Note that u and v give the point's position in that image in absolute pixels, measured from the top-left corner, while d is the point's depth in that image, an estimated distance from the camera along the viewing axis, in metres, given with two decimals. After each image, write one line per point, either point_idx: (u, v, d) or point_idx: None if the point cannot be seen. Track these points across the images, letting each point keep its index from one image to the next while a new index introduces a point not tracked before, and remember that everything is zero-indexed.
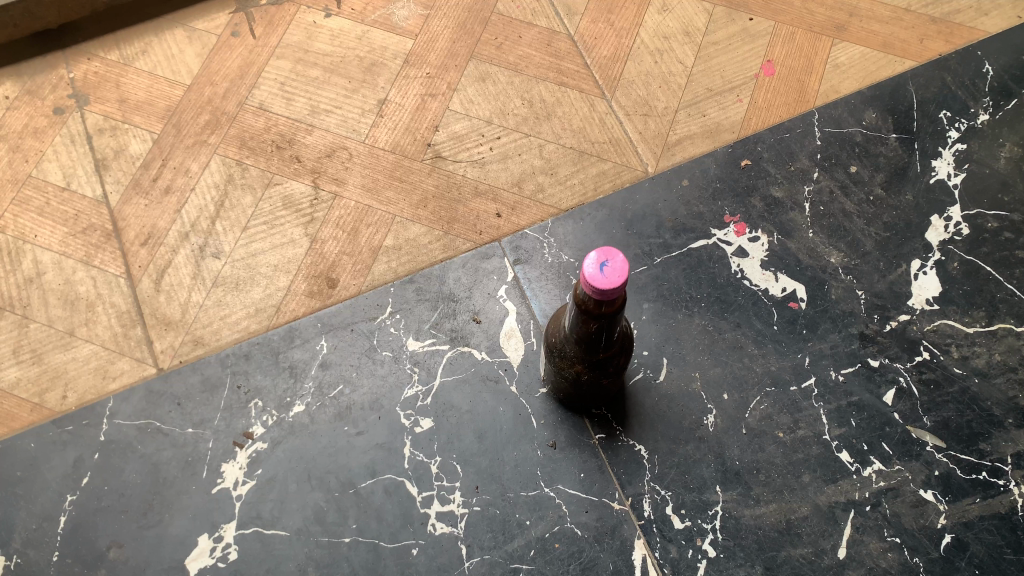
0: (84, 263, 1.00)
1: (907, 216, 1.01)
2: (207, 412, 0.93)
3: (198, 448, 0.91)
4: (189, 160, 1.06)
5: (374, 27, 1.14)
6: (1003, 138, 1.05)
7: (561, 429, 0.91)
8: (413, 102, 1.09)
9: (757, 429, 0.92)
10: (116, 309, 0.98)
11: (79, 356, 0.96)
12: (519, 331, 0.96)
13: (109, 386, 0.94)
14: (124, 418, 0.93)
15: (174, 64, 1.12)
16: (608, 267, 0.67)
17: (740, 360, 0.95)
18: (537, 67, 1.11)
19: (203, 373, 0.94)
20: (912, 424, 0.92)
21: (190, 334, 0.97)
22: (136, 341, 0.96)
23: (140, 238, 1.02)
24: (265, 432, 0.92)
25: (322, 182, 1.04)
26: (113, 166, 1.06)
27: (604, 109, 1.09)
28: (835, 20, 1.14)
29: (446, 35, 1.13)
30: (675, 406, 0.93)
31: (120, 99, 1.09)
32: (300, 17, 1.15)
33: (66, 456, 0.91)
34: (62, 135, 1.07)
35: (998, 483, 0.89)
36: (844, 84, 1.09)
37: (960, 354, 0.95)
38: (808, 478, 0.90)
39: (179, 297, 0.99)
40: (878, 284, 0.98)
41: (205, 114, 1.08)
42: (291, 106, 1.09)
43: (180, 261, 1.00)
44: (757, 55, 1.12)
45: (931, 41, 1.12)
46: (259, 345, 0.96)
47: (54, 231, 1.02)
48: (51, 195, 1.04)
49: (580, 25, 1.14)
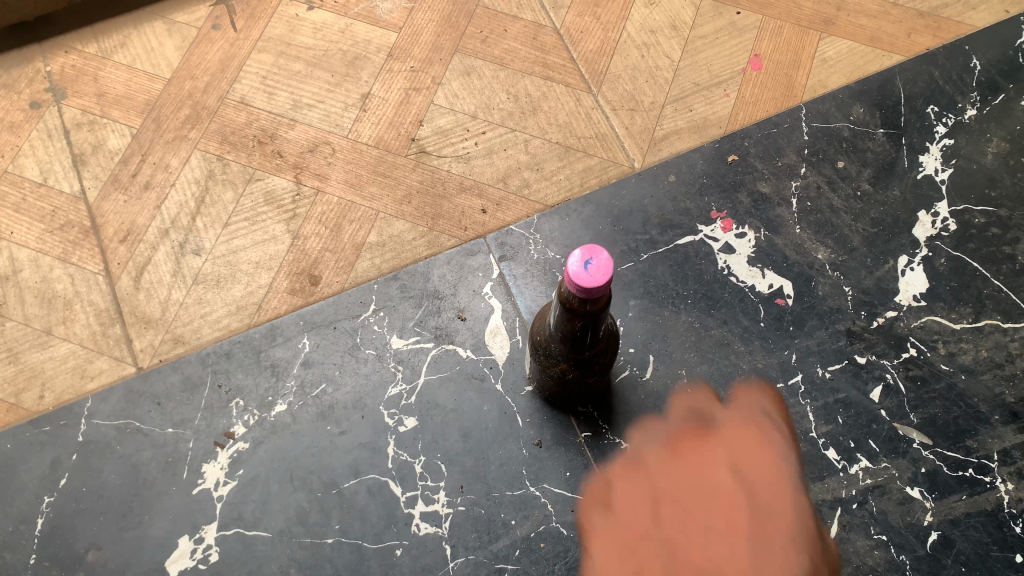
0: (61, 260, 0.99)
1: (895, 212, 1.00)
2: (188, 411, 0.91)
3: (178, 448, 0.90)
4: (169, 155, 1.04)
5: (358, 21, 1.11)
6: (991, 133, 1.04)
7: (546, 428, 0.91)
8: (397, 97, 1.07)
9: (744, 426, 0.91)
10: (93, 307, 0.96)
11: (56, 356, 0.94)
12: (505, 328, 0.95)
13: (87, 386, 0.93)
14: (103, 419, 0.91)
15: (153, 57, 1.09)
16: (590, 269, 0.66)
17: (727, 357, 0.94)
18: (523, 61, 1.09)
19: (184, 372, 0.93)
20: (899, 421, 0.92)
21: (169, 333, 0.95)
22: (114, 340, 0.95)
23: (119, 234, 1.00)
24: (245, 431, 0.91)
25: (305, 178, 1.02)
26: (91, 161, 1.04)
27: (590, 104, 1.07)
28: (822, 14, 1.12)
29: (430, 28, 1.11)
30: (661, 403, 0.92)
31: (98, 93, 1.07)
32: (283, 10, 1.12)
33: (43, 457, 0.89)
34: (39, 130, 1.05)
35: (985, 481, 0.89)
36: (831, 78, 1.08)
37: (946, 351, 0.94)
38: (794, 476, 0.89)
39: (158, 295, 0.97)
40: (865, 280, 0.97)
41: (186, 108, 1.06)
42: (272, 100, 1.07)
43: (160, 258, 0.99)
44: (744, 49, 1.10)
45: (918, 36, 1.11)
46: (240, 344, 0.94)
47: (30, 227, 1.00)
48: (28, 191, 1.02)
49: (566, 18, 1.12)
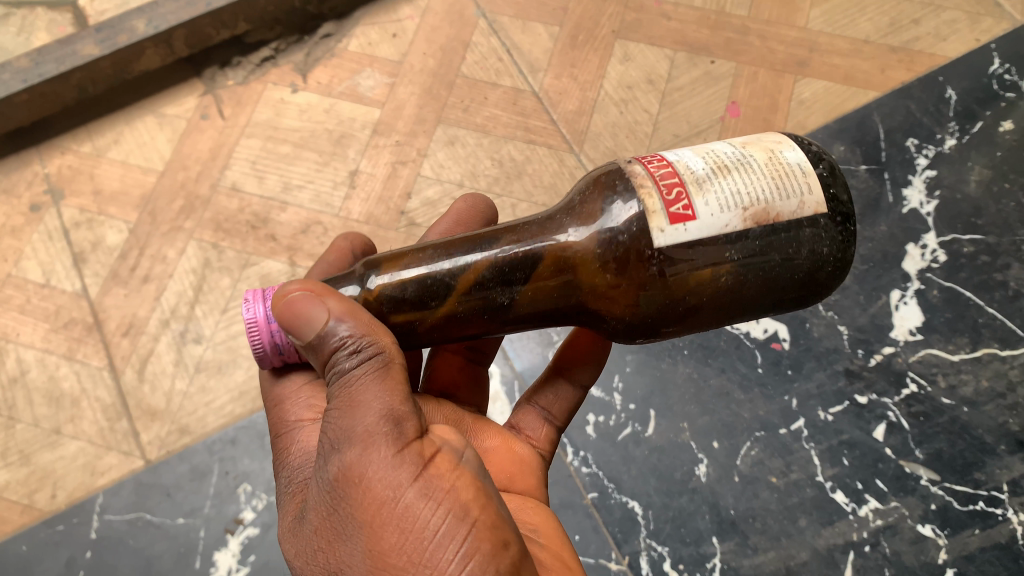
0: (67, 358, 1.01)
1: (883, 247, 1.01)
2: (197, 500, 0.93)
3: (190, 538, 0.91)
4: (166, 246, 1.06)
5: (342, 99, 1.14)
6: (972, 161, 1.05)
7: (553, 492, 0.92)
8: (384, 171, 1.09)
9: (750, 475, 0.91)
10: (100, 403, 0.98)
11: (66, 454, 0.96)
12: (504, 393, 0.96)
13: (97, 481, 0.94)
14: (114, 513, 0.92)
15: (146, 151, 1.12)
16: (249, 334, 0.58)
17: (728, 407, 0.95)
18: (505, 126, 1.11)
19: (191, 461, 0.94)
20: (905, 458, 0.91)
21: (175, 423, 0.97)
22: (122, 434, 0.97)
23: (121, 328, 1.02)
24: (255, 516, 0.91)
25: (299, 258, 1.04)
26: (91, 259, 1.06)
27: (573, 163, 1.09)
28: (795, 57, 1.14)
29: (413, 101, 1.13)
30: (665, 458, 0.93)
31: (95, 191, 1.10)
32: (268, 95, 1.15)
33: (59, 556, 0.91)
34: (40, 232, 1.08)
35: (997, 513, 0.89)
36: (810, 119, 1.09)
37: (947, 383, 0.94)
38: (804, 522, 0.89)
39: (162, 386, 0.99)
40: (860, 318, 0.98)
41: (180, 199, 1.09)
42: (264, 184, 1.09)
43: (162, 349, 1.01)
44: (721, 97, 1.12)
45: (892, 71, 1.12)
46: (245, 429, 0.96)
47: (36, 328, 1.03)
48: (32, 292, 1.04)
49: (544, 81, 1.14)
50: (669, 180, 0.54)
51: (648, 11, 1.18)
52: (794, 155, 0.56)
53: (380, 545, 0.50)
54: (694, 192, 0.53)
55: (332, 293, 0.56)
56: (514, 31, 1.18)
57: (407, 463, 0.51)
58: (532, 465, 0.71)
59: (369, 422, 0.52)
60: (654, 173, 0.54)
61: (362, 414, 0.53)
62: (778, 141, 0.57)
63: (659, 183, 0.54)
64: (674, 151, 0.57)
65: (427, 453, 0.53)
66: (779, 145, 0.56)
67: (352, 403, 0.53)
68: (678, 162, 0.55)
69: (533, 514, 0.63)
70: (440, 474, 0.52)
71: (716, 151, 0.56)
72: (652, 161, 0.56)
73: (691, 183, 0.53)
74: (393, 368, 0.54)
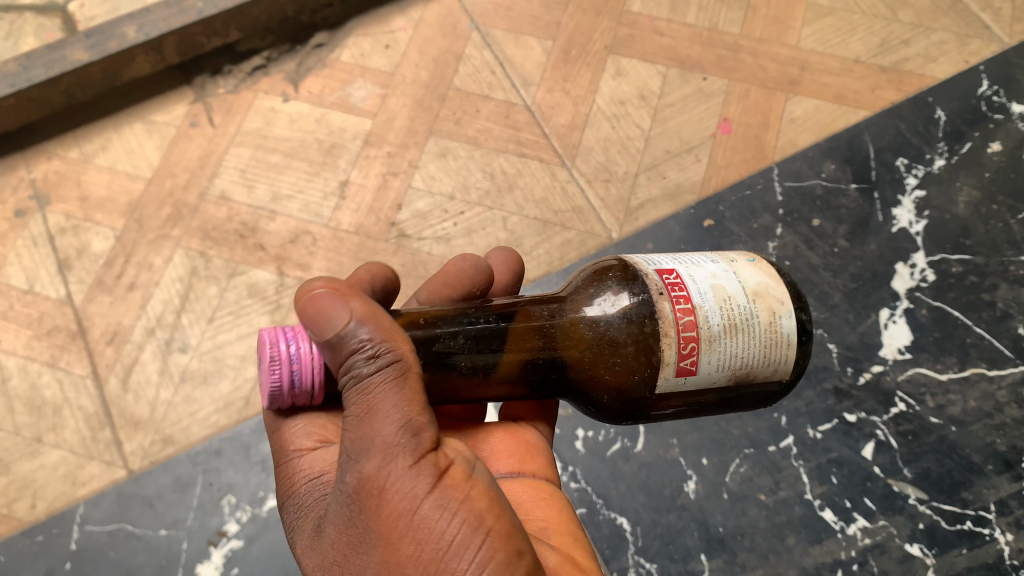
0: (50, 366, 0.99)
1: (873, 266, 1.01)
2: (180, 512, 0.91)
3: (172, 550, 0.89)
4: (153, 254, 1.05)
5: (332, 110, 1.13)
6: (961, 182, 1.05)
7: None
8: (375, 182, 1.08)
9: (738, 493, 0.91)
10: (83, 412, 0.97)
11: (47, 463, 0.95)
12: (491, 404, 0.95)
13: (78, 491, 0.93)
14: (95, 525, 0.91)
15: (135, 158, 1.11)
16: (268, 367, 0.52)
17: (716, 424, 0.94)
18: (497, 139, 1.11)
19: (174, 472, 0.93)
20: (893, 477, 0.91)
21: (159, 433, 0.96)
22: (105, 444, 0.95)
23: (105, 336, 1.01)
24: (239, 529, 0.90)
25: (287, 268, 1.03)
26: (76, 265, 1.05)
27: (565, 177, 1.08)
28: (787, 75, 1.15)
29: (404, 112, 1.13)
30: (654, 474, 0.92)
31: (81, 197, 1.09)
32: (258, 103, 1.14)
33: (37, 568, 0.89)
34: (24, 238, 1.06)
35: (984, 533, 0.89)
36: (801, 137, 1.10)
37: (935, 403, 0.94)
38: (792, 540, 0.89)
39: (147, 396, 0.98)
40: (849, 336, 0.98)
41: (167, 207, 1.08)
42: (252, 193, 1.08)
43: (147, 358, 1.00)
44: (712, 114, 1.12)
45: (882, 91, 1.13)
46: (230, 440, 0.94)
47: (18, 334, 1.01)
48: (15, 298, 1.03)
49: (536, 95, 1.14)
50: (689, 332, 0.57)
51: (641, 27, 1.19)
52: (789, 319, 0.60)
53: (398, 556, 0.51)
54: (705, 349, 0.57)
55: (358, 293, 0.56)
56: (507, 44, 1.18)
57: (423, 475, 0.52)
58: (538, 453, 0.73)
59: (387, 434, 0.52)
60: (678, 319, 0.57)
61: (380, 424, 0.52)
62: (781, 297, 0.60)
63: (681, 333, 0.56)
64: (696, 285, 0.59)
65: (442, 464, 0.53)
66: (781, 305, 0.60)
67: (371, 411, 0.52)
68: (700, 310, 0.57)
69: (539, 505, 0.68)
70: (457, 486, 0.52)
71: (732, 299, 0.58)
72: (678, 297, 0.58)
73: (705, 339, 0.57)
74: (412, 378, 0.53)
